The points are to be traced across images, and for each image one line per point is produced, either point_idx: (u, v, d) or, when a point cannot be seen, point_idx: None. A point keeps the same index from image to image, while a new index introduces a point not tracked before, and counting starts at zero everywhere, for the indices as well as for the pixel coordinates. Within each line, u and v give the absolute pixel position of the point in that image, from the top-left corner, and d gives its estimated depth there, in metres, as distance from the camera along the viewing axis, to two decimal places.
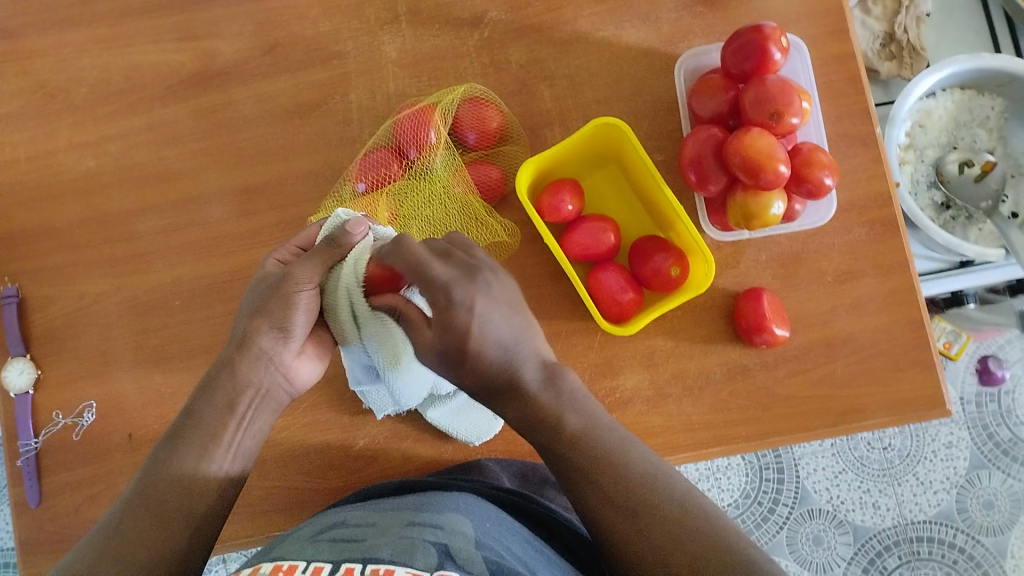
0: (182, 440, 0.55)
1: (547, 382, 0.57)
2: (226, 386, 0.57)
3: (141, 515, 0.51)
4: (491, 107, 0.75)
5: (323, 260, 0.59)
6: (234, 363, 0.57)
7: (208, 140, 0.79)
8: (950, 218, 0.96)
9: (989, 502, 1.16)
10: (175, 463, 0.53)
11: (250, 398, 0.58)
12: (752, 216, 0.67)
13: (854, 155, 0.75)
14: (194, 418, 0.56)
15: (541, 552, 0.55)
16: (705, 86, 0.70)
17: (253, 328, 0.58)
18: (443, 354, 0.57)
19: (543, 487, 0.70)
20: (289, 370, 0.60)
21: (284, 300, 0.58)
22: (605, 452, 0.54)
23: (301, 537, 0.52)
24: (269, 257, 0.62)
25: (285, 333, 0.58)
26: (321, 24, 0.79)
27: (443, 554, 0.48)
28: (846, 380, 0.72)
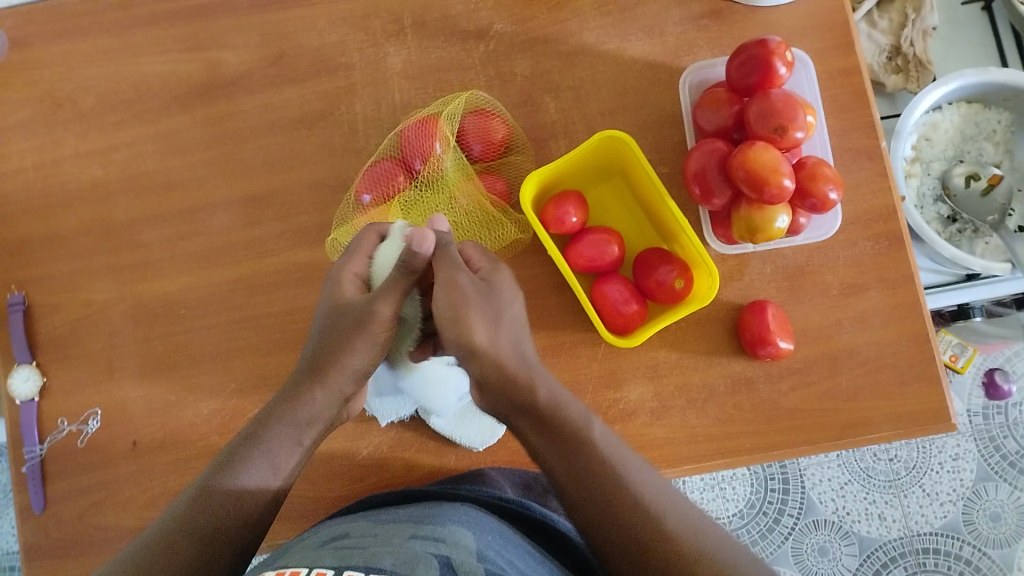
0: (246, 457, 0.56)
1: (561, 395, 0.60)
2: (299, 416, 0.59)
3: (206, 520, 0.53)
4: (497, 118, 0.75)
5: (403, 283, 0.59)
6: (318, 389, 0.59)
7: (214, 149, 0.79)
8: (956, 231, 0.95)
9: (996, 514, 1.16)
10: (228, 485, 0.55)
11: (321, 426, 0.60)
12: (755, 230, 0.67)
13: (858, 169, 0.75)
14: (268, 427, 0.58)
15: (543, 564, 0.56)
16: (709, 100, 0.70)
17: (334, 359, 0.59)
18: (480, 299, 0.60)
19: (545, 496, 0.71)
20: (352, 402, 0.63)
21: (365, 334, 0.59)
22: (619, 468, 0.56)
23: (305, 547, 0.53)
24: (347, 274, 0.62)
25: (364, 372, 0.60)
26: (327, 35, 0.79)
27: (445, 566, 0.48)
28: (851, 394, 0.72)
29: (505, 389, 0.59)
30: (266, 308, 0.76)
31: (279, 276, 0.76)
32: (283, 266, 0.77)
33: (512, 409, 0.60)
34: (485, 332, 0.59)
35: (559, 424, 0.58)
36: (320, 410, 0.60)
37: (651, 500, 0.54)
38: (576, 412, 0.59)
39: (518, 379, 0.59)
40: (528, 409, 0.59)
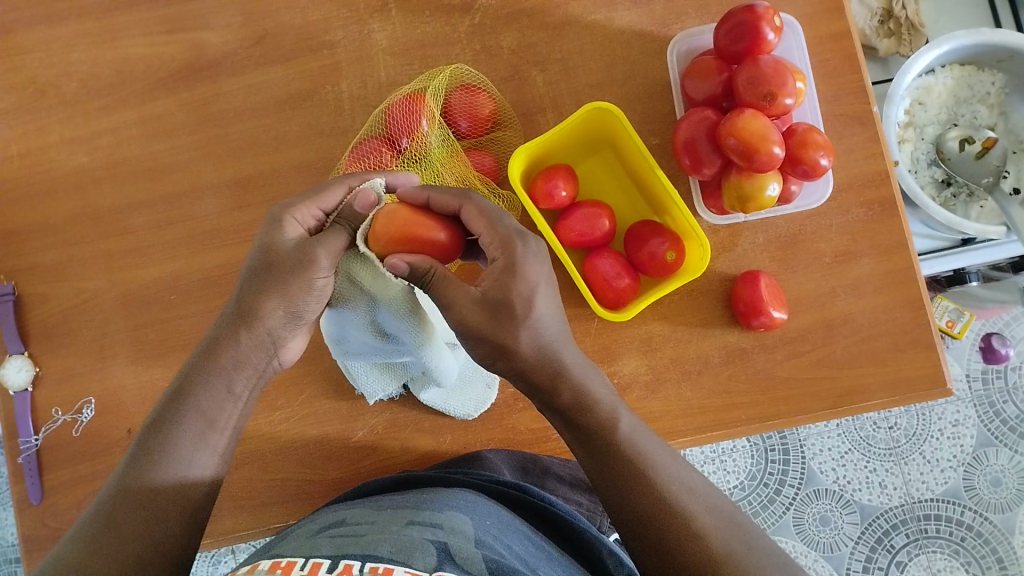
0: (179, 424, 0.54)
1: (586, 378, 0.57)
2: (231, 366, 0.56)
3: (141, 515, 0.51)
4: (483, 92, 0.74)
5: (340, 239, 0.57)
6: (237, 340, 0.56)
7: (199, 132, 0.78)
8: (950, 195, 0.94)
9: (996, 480, 1.17)
10: (156, 465, 0.52)
11: (246, 377, 0.57)
12: (747, 199, 0.66)
13: (851, 135, 0.74)
14: (189, 394, 0.55)
15: (541, 548, 0.59)
16: (698, 68, 0.69)
17: (262, 303, 0.56)
18: (494, 322, 0.53)
19: (544, 479, 0.72)
20: (282, 346, 0.59)
21: (305, 283, 0.56)
22: (644, 463, 0.55)
23: (302, 535, 0.55)
24: (287, 217, 0.58)
25: (293, 318, 0.57)
26: (309, 13, 0.78)
27: (443, 553, 0.50)
28: (846, 362, 0.72)
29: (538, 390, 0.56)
30: None
31: None
32: None
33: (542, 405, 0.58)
34: (510, 354, 0.54)
35: (587, 424, 0.56)
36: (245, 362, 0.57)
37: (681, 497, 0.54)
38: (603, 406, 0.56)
39: (543, 378, 0.55)
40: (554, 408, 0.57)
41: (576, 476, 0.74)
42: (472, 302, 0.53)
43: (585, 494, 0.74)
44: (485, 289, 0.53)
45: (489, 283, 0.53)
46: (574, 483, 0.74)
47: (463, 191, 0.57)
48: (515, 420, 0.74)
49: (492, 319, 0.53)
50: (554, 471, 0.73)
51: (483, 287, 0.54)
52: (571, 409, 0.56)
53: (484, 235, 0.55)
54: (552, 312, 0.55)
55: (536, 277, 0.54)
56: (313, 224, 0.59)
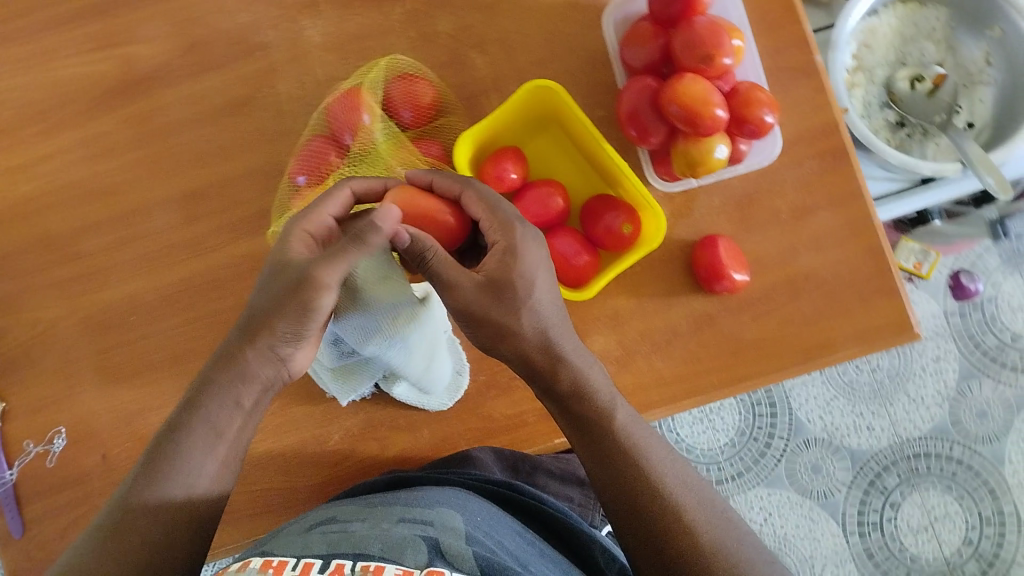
0: (180, 446, 0.53)
1: (582, 366, 0.59)
2: (236, 379, 0.55)
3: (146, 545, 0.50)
4: (422, 81, 0.73)
5: (358, 257, 0.53)
6: (244, 353, 0.55)
7: (141, 149, 0.77)
8: (905, 137, 0.92)
9: (981, 411, 1.19)
10: (153, 493, 0.51)
11: (255, 393, 0.56)
12: (696, 164, 0.66)
13: (797, 87, 0.73)
14: (190, 418, 0.54)
15: (533, 545, 0.61)
16: (635, 35, 0.68)
17: (266, 318, 0.54)
18: (497, 303, 0.56)
19: (535, 476, 0.77)
20: (292, 360, 0.57)
21: (304, 304, 0.53)
22: (643, 458, 0.57)
23: (294, 531, 0.56)
24: (297, 231, 0.57)
25: (300, 334, 0.55)
26: (239, 16, 0.77)
27: (434, 550, 0.51)
28: (814, 317, 0.72)
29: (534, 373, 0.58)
30: (215, 305, 0.75)
31: (225, 271, 0.75)
32: (227, 260, 0.75)
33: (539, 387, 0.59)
34: (511, 336, 0.57)
35: (587, 414, 0.58)
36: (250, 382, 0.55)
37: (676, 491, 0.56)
38: (601, 390, 0.58)
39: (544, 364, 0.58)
40: (549, 392, 0.58)
41: (565, 470, 0.80)
42: (475, 285, 0.56)
43: (576, 488, 0.80)
44: (488, 273, 0.56)
45: (491, 265, 0.57)
46: (564, 478, 0.80)
47: (465, 178, 0.62)
48: (490, 408, 0.74)
49: (495, 301, 0.56)
50: (544, 467, 0.78)
51: (484, 270, 0.57)
52: (571, 396, 0.58)
53: (484, 219, 0.59)
54: (549, 298, 0.59)
55: (535, 265, 0.57)
56: (324, 235, 0.58)
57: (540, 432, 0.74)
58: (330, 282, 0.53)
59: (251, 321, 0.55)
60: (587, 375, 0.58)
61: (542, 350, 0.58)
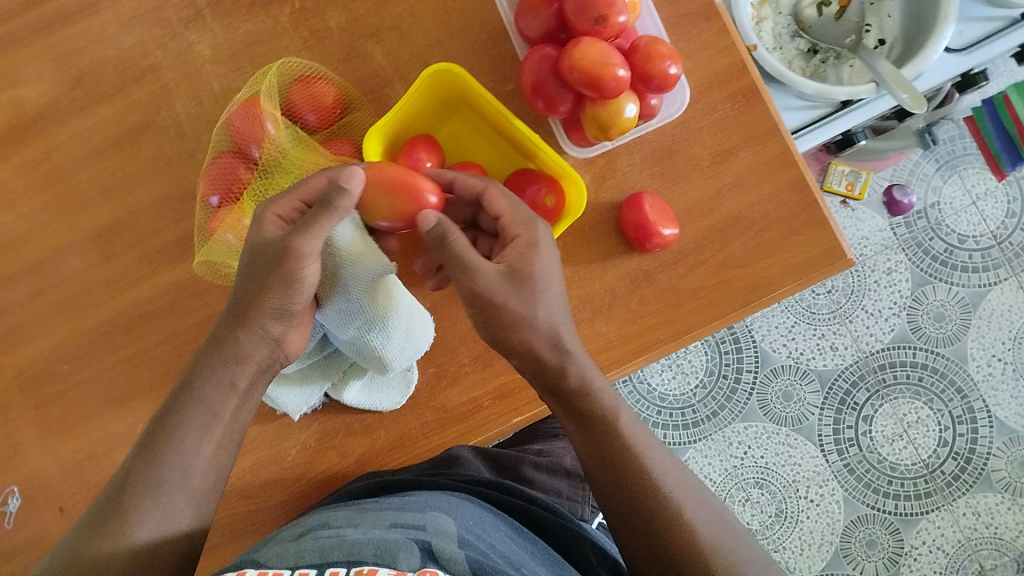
0: (163, 459, 0.55)
1: (589, 373, 0.61)
2: (229, 361, 0.58)
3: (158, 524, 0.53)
4: (321, 81, 0.71)
5: (328, 222, 0.58)
6: (235, 335, 0.59)
7: (46, 192, 0.74)
8: (819, 63, 0.91)
9: (939, 314, 1.20)
10: (130, 513, 0.52)
11: (250, 374, 0.59)
12: (607, 127, 0.65)
13: (699, 32, 0.73)
14: (185, 409, 0.57)
15: (524, 547, 0.62)
16: (527, 5, 0.66)
17: (255, 294, 0.58)
18: (514, 291, 0.58)
19: (522, 468, 0.80)
20: (286, 341, 0.62)
21: (289, 275, 0.58)
22: (646, 458, 0.58)
23: (285, 539, 0.55)
24: (268, 214, 0.59)
25: (288, 310, 0.60)
26: (124, 40, 0.74)
27: (426, 553, 0.52)
28: (749, 259, 0.72)
29: (539, 372, 0.60)
30: (149, 339, 0.73)
31: (153, 304, 0.73)
32: (154, 293, 0.73)
33: (544, 390, 0.61)
34: (526, 326, 0.59)
35: (591, 411, 0.60)
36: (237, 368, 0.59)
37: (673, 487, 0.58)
38: (603, 394, 0.60)
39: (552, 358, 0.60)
40: (555, 389, 0.60)
41: (551, 463, 0.82)
42: (497, 272, 0.58)
43: (564, 480, 0.80)
44: (508, 264, 0.59)
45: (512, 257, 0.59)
46: (552, 471, 0.81)
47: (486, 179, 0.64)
48: (443, 399, 0.74)
49: (515, 289, 0.58)
50: (528, 460, 0.81)
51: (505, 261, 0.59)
52: (579, 394, 0.60)
53: (506, 215, 0.62)
54: (558, 296, 0.61)
55: (551, 261, 0.61)
56: (293, 215, 0.60)
57: (496, 414, 0.73)
58: (307, 251, 0.57)
59: (237, 305, 0.59)
60: (592, 377, 0.61)
61: (550, 347, 0.60)
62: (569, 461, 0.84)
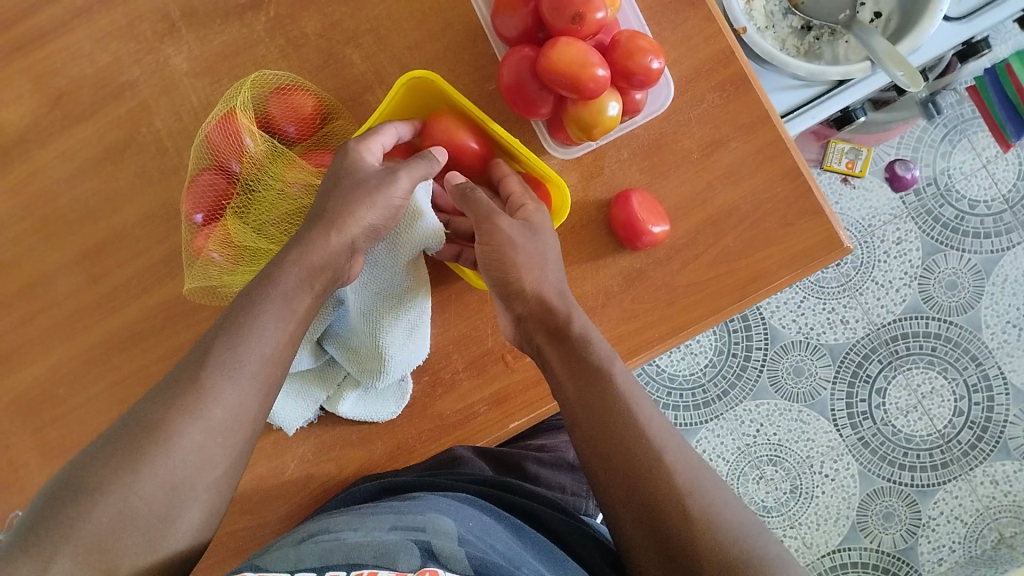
0: (199, 390, 0.51)
1: (591, 330, 0.62)
2: (293, 280, 0.57)
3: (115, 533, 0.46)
4: (299, 91, 0.70)
5: (422, 167, 0.64)
6: (309, 246, 0.59)
7: (30, 216, 0.74)
8: (813, 40, 0.88)
9: (951, 283, 1.18)
10: (168, 447, 0.49)
11: (308, 301, 0.58)
12: (590, 126, 0.63)
13: (684, 20, 0.70)
14: (177, 400, 0.51)
15: (525, 547, 0.59)
16: (503, 4, 0.64)
17: (347, 204, 0.61)
18: (529, 239, 0.63)
19: (525, 466, 0.78)
20: (354, 264, 0.63)
21: (388, 201, 0.62)
22: (638, 408, 0.56)
23: (283, 545, 0.54)
24: (371, 139, 0.64)
25: (373, 230, 0.62)
26: (99, 58, 0.73)
27: (426, 553, 0.51)
28: (743, 252, 0.70)
29: (544, 318, 0.62)
30: (142, 359, 0.73)
31: (144, 324, 0.73)
32: (144, 313, 0.73)
33: (545, 338, 0.62)
34: (537, 272, 0.63)
35: (589, 356, 0.59)
36: (245, 369, 0.53)
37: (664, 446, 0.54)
38: (603, 349, 0.60)
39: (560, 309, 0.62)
40: (559, 337, 0.61)
41: (555, 458, 0.81)
42: (513, 220, 0.64)
43: (568, 474, 0.80)
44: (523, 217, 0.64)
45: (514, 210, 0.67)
46: (556, 465, 0.80)
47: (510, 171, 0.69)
48: (440, 406, 0.73)
49: (528, 236, 0.64)
50: (531, 456, 0.79)
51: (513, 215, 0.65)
52: (581, 338, 0.60)
53: (518, 193, 0.66)
54: (558, 262, 0.65)
55: (551, 232, 0.65)
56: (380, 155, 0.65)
57: (494, 418, 0.73)
58: (404, 181, 0.63)
59: (323, 213, 0.61)
60: (592, 336, 0.61)
61: (555, 298, 0.63)
62: (572, 455, 0.83)
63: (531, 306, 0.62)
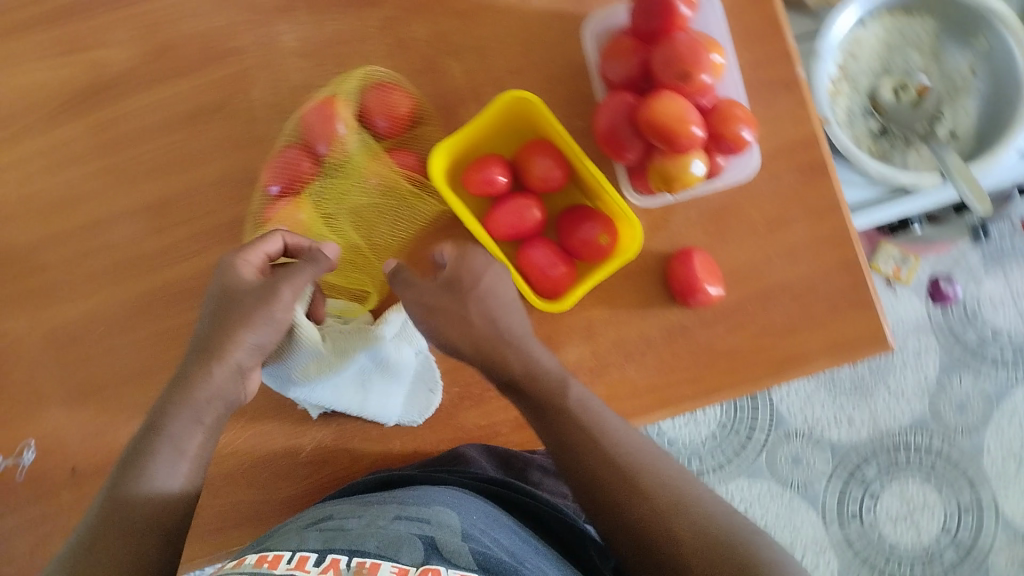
0: (153, 443, 0.58)
1: (570, 384, 0.63)
2: (204, 393, 0.60)
3: (113, 537, 0.55)
4: (398, 91, 0.73)
5: (306, 273, 0.62)
6: (208, 376, 0.60)
7: (110, 156, 0.75)
8: (887, 146, 0.90)
9: (961, 403, 1.19)
10: (130, 489, 0.56)
11: (216, 409, 0.61)
12: (672, 180, 0.65)
13: (776, 100, 0.72)
14: (140, 451, 0.58)
15: (530, 543, 0.61)
16: (613, 49, 0.67)
17: (224, 341, 0.60)
18: (450, 298, 0.65)
19: (527, 472, 0.77)
20: (250, 380, 0.63)
21: (267, 318, 0.60)
22: (631, 455, 0.60)
23: (289, 530, 0.57)
24: (237, 260, 0.62)
25: (257, 350, 0.62)
26: (212, 20, 0.75)
27: (429, 547, 0.52)
28: (787, 330, 0.72)
29: (522, 385, 0.63)
30: (187, 316, 0.73)
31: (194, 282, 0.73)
32: (196, 271, 0.74)
33: (525, 408, 0.63)
34: (503, 343, 0.64)
35: (571, 417, 0.61)
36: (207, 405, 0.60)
37: (674, 493, 0.58)
38: (580, 399, 0.62)
39: (527, 376, 0.63)
40: (537, 410, 0.62)
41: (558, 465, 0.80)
42: (437, 286, 0.65)
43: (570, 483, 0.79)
44: (448, 276, 0.65)
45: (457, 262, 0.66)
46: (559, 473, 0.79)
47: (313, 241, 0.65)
48: (462, 419, 0.73)
49: (453, 297, 0.65)
50: (535, 462, 0.78)
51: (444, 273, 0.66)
52: (553, 402, 0.62)
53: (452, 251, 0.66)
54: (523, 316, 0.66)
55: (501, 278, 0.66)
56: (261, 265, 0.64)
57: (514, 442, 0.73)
58: (288, 297, 0.61)
59: (187, 371, 0.61)
60: (568, 386, 0.63)
61: (540, 369, 0.63)
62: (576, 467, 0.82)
63: (513, 374, 0.63)
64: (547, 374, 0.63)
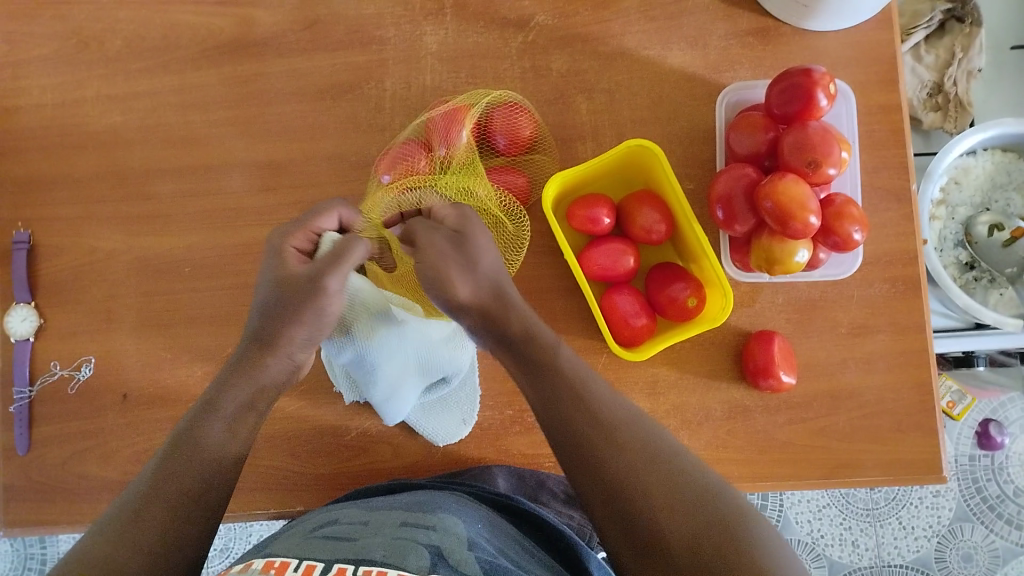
0: (212, 413, 0.57)
1: (537, 324, 0.61)
2: (262, 373, 0.61)
3: (179, 483, 0.53)
4: (526, 114, 0.73)
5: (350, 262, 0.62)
6: (266, 361, 0.61)
7: (236, 109, 0.78)
8: (971, 279, 0.93)
9: (967, 555, 1.16)
10: (196, 445, 0.55)
11: (269, 396, 0.61)
12: (774, 262, 0.66)
13: (884, 210, 0.74)
14: (204, 417, 0.57)
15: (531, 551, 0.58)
16: (744, 123, 0.69)
17: (282, 323, 0.61)
18: (452, 246, 0.62)
19: (538, 492, 0.71)
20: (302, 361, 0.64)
21: (318, 309, 0.61)
22: (590, 395, 0.56)
23: (293, 534, 0.53)
24: (286, 246, 0.65)
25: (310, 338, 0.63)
26: (365, 6, 0.78)
27: (435, 556, 0.49)
28: (845, 435, 0.72)
29: (489, 319, 0.61)
30: None
31: None
32: None
33: (496, 346, 0.61)
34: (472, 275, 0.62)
35: (537, 352, 0.59)
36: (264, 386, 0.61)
37: (650, 445, 0.53)
38: (548, 338, 0.60)
39: (502, 309, 0.61)
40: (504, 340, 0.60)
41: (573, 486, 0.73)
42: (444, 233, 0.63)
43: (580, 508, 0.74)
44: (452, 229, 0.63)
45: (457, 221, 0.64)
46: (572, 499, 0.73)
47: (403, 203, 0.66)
48: (508, 443, 0.73)
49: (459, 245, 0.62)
50: (549, 485, 0.71)
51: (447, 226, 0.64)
52: (524, 337, 0.60)
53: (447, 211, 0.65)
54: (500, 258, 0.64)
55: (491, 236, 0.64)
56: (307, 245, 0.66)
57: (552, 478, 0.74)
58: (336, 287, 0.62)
59: (244, 353, 0.61)
60: (538, 326, 0.61)
61: (491, 295, 0.62)
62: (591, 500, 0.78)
63: (480, 305, 0.61)
64: (511, 313, 0.61)
